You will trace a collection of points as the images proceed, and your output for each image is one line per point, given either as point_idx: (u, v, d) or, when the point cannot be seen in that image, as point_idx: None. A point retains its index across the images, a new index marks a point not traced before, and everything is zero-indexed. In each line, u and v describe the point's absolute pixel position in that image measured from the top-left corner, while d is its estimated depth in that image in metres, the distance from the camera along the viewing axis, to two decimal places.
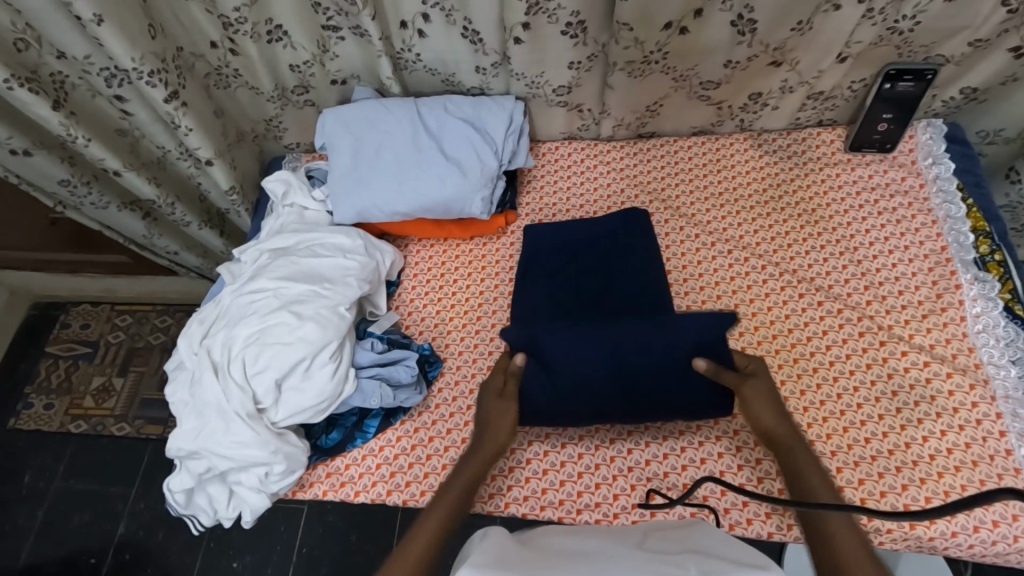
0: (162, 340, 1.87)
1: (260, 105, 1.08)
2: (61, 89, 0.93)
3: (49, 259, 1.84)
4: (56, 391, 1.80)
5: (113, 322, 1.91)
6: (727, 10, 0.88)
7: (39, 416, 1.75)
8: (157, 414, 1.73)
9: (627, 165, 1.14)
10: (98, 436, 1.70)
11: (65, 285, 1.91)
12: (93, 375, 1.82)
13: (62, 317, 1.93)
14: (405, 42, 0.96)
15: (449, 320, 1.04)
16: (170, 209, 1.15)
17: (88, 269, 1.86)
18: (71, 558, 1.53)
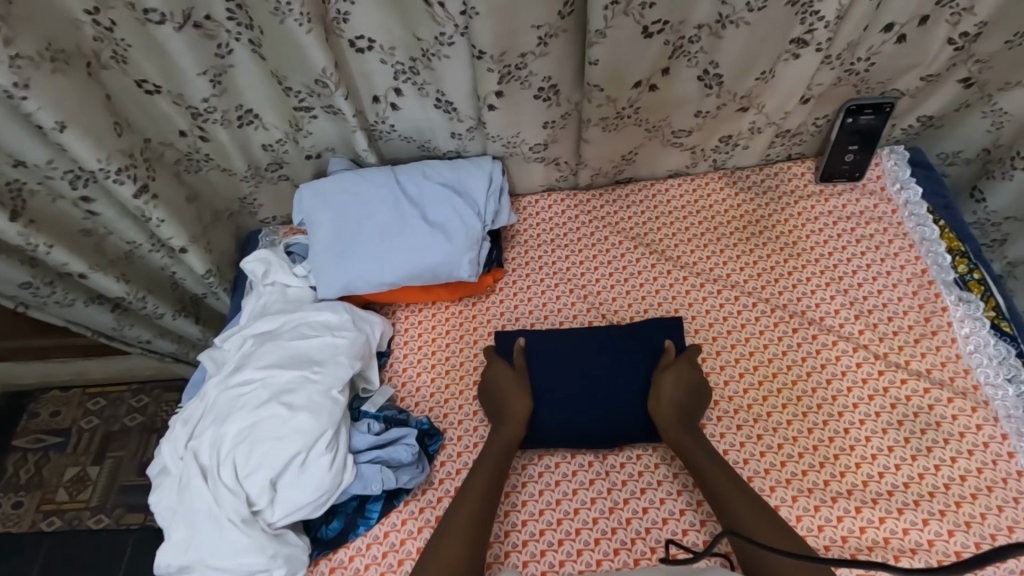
0: (138, 422, 1.78)
1: (234, 185, 1.06)
2: (19, 199, 0.89)
3: (15, 349, 1.75)
4: (26, 487, 1.69)
5: (86, 406, 1.82)
6: (693, 66, 0.91)
7: (7, 516, 1.64)
8: (136, 502, 1.64)
9: (609, 212, 1.16)
10: (75, 531, 1.60)
11: (32, 372, 1.81)
12: (66, 465, 1.71)
13: (30, 407, 1.83)
14: (378, 114, 0.96)
15: (445, 388, 1.01)
16: (141, 303, 1.11)
17: (57, 355, 1.78)
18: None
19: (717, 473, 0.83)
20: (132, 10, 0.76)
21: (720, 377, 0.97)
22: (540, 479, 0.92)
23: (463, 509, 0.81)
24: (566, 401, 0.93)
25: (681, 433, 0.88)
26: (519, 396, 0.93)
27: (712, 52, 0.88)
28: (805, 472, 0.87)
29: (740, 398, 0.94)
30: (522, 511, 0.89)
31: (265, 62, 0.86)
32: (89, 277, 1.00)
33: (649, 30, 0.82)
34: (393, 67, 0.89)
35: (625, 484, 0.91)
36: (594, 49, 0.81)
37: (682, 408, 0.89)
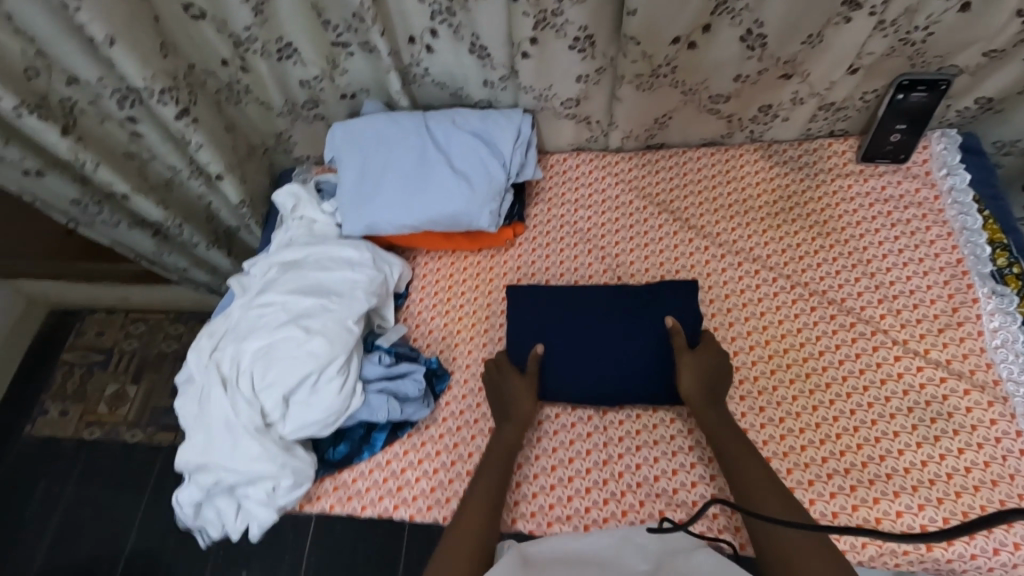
0: (172, 349, 1.89)
1: (270, 120, 1.11)
2: (70, 115, 0.93)
3: (64, 270, 1.86)
4: (71, 397, 1.83)
5: (127, 330, 1.95)
6: (736, 25, 0.87)
7: (54, 422, 1.78)
8: (167, 421, 1.76)
9: (636, 176, 1.15)
10: (111, 443, 1.73)
11: (80, 293, 1.94)
12: (107, 382, 1.85)
13: (77, 325, 1.96)
14: (413, 56, 0.96)
15: (456, 333, 1.04)
16: (177, 230, 1.16)
17: (102, 279, 1.89)
18: (82, 567, 1.55)
19: (740, 449, 0.82)
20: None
21: (730, 348, 0.96)
22: (539, 427, 0.95)
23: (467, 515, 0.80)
24: (571, 366, 0.95)
25: (710, 406, 0.87)
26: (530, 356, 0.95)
27: (757, 10, 0.85)
28: (804, 448, 0.87)
29: (746, 370, 0.94)
30: (519, 455, 0.92)
31: None
32: (131, 199, 1.06)
33: None
34: (431, 7, 0.88)
35: (622, 440, 0.92)
36: None
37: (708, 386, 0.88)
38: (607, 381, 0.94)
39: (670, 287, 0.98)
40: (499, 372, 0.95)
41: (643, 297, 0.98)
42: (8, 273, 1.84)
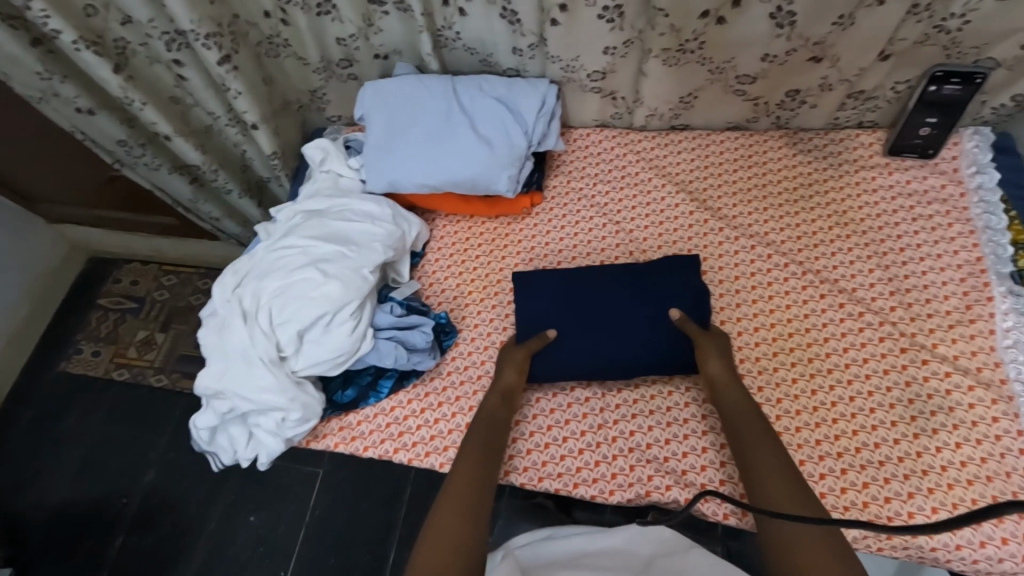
0: (200, 301, 1.98)
1: (306, 75, 1.16)
2: (123, 54, 1.00)
3: (105, 218, 1.95)
4: (103, 339, 1.93)
5: (159, 280, 2.04)
6: (765, 3, 0.85)
7: (87, 360, 1.89)
8: (190, 368, 1.84)
9: (658, 155, 1.15)
10: (137, 386, 1.83)
11: (118, 242, 2.04)
12: (137, 328, 1.94)
13: (113, 273, 2.07)
14: (446, 19, 0.99)
15: (467, 294, 1.07)
16: (213, 175, 1.23)
17: (141, 229, 1.99)
18: (105, 496, 1.65)
19: (756, 437, 0.79)
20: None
21: (735, 328, 0.97)
22: (539, 389, 0.98)
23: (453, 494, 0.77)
24: (576, 338, 0.95)
25: (734, 387, 0.85)
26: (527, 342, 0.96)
27: None
28: (798, 429, 0.88)
29: (749, 350, 0.95)
30: (517, 413, 0.96)
31: None
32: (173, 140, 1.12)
33: None
34: None
35: (619, 407, 0.94)
36: None
37: (730, 378, 0.86)
38: (612, 372, 0.93)
39: (668, 264, 0.97)
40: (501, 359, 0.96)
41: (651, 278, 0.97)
42: (52, 216, 1.95)
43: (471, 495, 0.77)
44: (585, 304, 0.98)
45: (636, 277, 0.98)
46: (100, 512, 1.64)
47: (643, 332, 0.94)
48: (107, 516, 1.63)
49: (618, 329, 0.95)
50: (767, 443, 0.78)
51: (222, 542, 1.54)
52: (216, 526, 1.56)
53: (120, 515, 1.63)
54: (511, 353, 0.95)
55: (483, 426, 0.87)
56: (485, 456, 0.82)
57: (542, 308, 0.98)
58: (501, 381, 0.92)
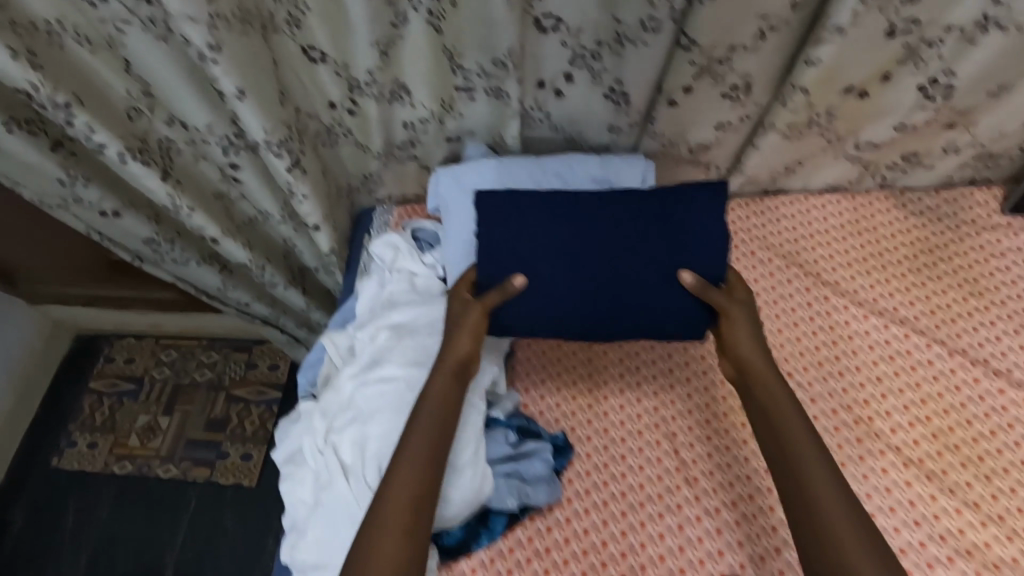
0: (207, 378, 1.81)
1: (363, 160, 1.03)
2: (167, 157, 0.85)
3: (98, 296, 1.76)
4: (100, 429, 1.75)
5: (158, 356, 1.85)
6: (919, 73, 0.76)
7: (82, 455, 1.71)
8: (202, 456, 1.69)
9: (756, 224, 1.06)
10: (144, 479, 1.67)
11: (112, 318, 1.84)
12: (138, 413, 1.77)
13: (106, 351, 1.86)
14: (537, 100, 0.87)
15: (572, 399, 0.94)
16: (260, 271, 1.10)
17: (136, 305, 1.80)
18: None
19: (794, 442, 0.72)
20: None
21: (887, 424, 0.87)
22: (680, 512, 0.84)
23: (403, 481, 0.69)
24: (562, 273, 0.82)
25: (776, 381, 0.77)
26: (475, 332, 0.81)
27: (951, 59, 0.74)
28: (988, 545, 0.78)
29: (910, 451, 0.85)
30: (661, 546, 0.81)
31: (439, 36, 0.76)
32: (221, 243, 0.99)
33: (895, 29, 0.69)
34: (572, 52, 0.78)
35: (775, 531, 0.82)
36: (824, 47, 0.69)
37: (755, 343, 0.80)
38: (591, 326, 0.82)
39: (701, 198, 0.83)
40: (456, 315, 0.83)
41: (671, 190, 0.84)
42: (36, 299, 1.74)
43: (416, 511, 0.68)
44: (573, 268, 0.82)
45: (631, 233, 0.82)
46: None
47: (642, 276, 0.82)
48: None
49: (606, 276, 0.82)
50: (797, 425, 0.73)
51: None
52: None
53: None
54: (465, 312, 0.82)
55: (435, 405, 0.75)
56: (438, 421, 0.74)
57: (518, 242, 0.83)
58: (454, 350, 0.79)
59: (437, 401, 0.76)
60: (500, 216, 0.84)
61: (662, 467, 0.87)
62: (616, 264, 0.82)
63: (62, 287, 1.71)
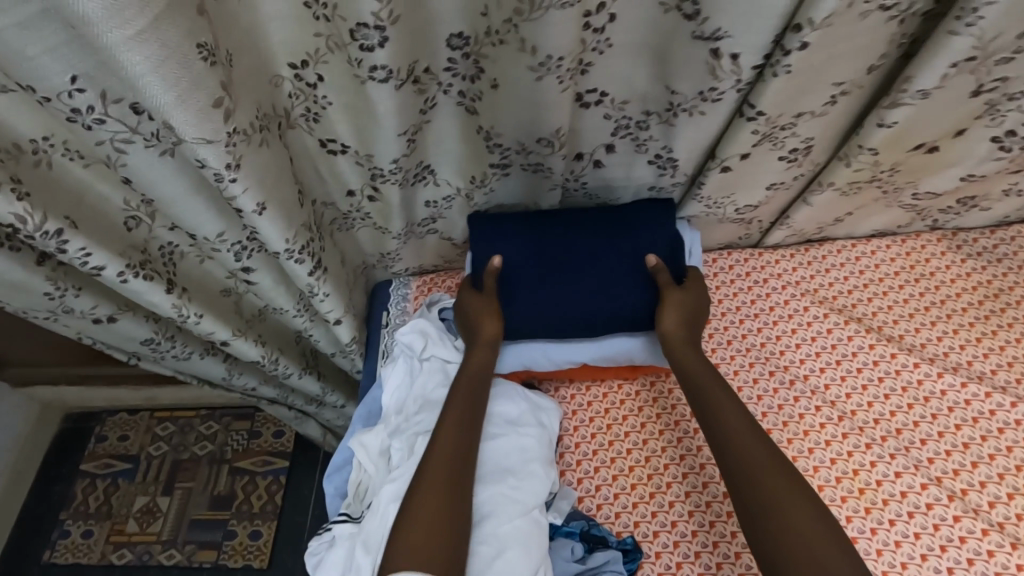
0: (207, 451, 1.69)
1: (381, 241, 0.95)
2: (171, 265, 0.76)
3: (88, 374, 1.65)
4: (95, 514, 1.62)
5: (154, 432, 1.73)
6: (993, 126, 0.70)
7: (76, 545, 1.58)
8: (207, 538, 1.57)
9: (804, 276, 0.99)
10: (145, 570, 1.55)
11: (103, 395, 1.72)
12: (135, 494, 1.64)
13: (96, 430, 1.74)
14: (575, 172, 0.80)
15: (631, 490, 0.83)
16: (273, 365, 1.01)
17: (129, 380, 1.69)
18: None
19: (746, 443, 0.69)
20: (353, 65, 0.60)
21: (983, 497, 0.80)
22: None
23: (433, 475, 0.68)
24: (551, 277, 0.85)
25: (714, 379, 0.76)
26: (491, 316, 0.83)
27: None
28: None
29: (1014, 528, 0.78)
30: None
31: (473, 116, 0.70)
32: (231, 344, 0.90)
33: (981, 87, 0.63)
34: (616, 123, 0.72)
35: None
36: (899, 110, 0.63)
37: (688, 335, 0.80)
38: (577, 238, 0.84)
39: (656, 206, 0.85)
40: (472, 306, 0.84)
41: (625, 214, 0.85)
42: (19, 381, 1.61)
43: (443, 496, 0.66)
44: (552, 262, 0.85)
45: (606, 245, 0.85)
46: None
47: (610, 271, 0.84)
48: None
49: (585, 278, 0.85)
50: (736, 415, 0.71)
51: None
52: None
53: None
54: (482, 299, 0.84)
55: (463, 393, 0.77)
56: (462, 423, 0.74)
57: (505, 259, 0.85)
58: (484, 330, 0.82)
59: (464, 392, 0.77)
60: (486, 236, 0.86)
61: (743, 564, 0.76)
62: (595, 267, 0.84)
63: (48, 367, 1.60)
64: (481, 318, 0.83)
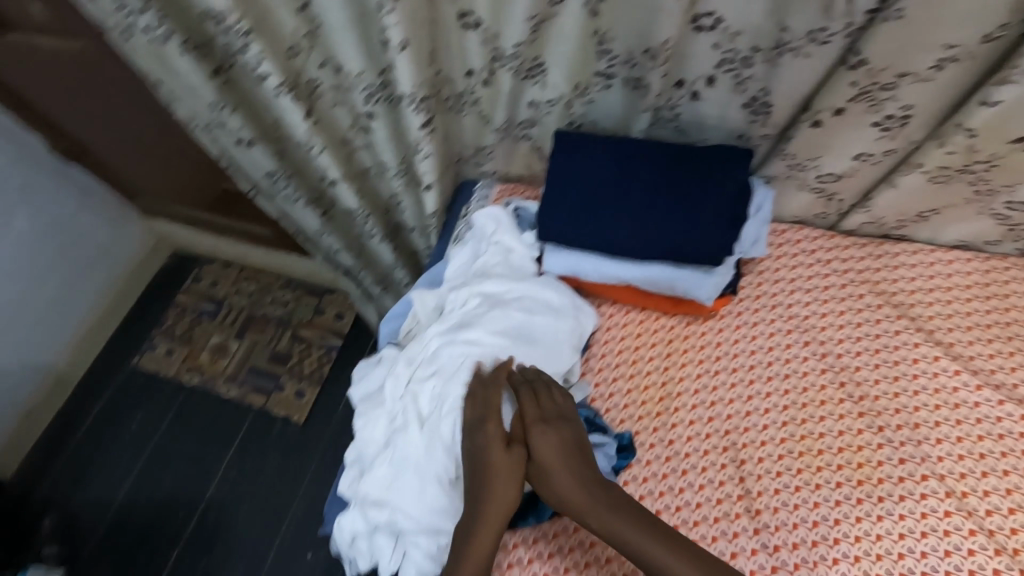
0: (277, 314, 1.93)
1: (482, 133, 1.05)
2: (312, 97, 0.92)
3: (206, 219, 1.94)
4: (178, 339, 1.92)
5: (239, 285, 2.01)
6: None
7: (159, 359, 1.88)
8: (261, 384, 1.81)
9: (869, 267, 1.00)
10: (207, 393, 1.82)
11: (209, 245, 2.03)
12: (212, 333, 1.92)
13: (194, 271, 2.05)
14: (671, 100, 0.86)
15: (641, 404, 0.94)
16: (364, 219, 1.18)
17: (233, 234, 1.96)
18: (161, 507, 1.65)
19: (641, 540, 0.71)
20: None
21: (983, 504, 0.80)
22: (733, 540, 0.82)
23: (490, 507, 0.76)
24: (622, 195, 0.92)
25: (594, 489, 0.76)
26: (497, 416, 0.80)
27: None
28: None
29: (1004, 538, 0.78)
30: None
31: (592, 19, 0.78)
32: (338, 185, 1.06)
33: None
34: (722, 55, 0.77)
35: None
36: (1007, 88, 0.66)
37: (567, 469, 0.78)
38: (653, 167, 0.92)
39: (738, 152, 0.89)
40: (473, 416, 0.81)
41: (706, 160, 0.89)
42: (160, 207, 1.95)
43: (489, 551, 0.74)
44: (626, 182, 0.92)
45: (683, 178, 0.90)
46: (157, 518, 1.64)
47: (678, 207, 0.89)
48: (163, 527, 1.63)
49: (652, 204, 0.91)
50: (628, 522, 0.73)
51: None
52: (272, 562, 1.56)
53: (178, 529, 1.62)
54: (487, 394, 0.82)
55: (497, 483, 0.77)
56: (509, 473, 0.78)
57: (586, 173, 0.94)
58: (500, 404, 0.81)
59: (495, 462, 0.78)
60: (573, 157, 0.95)
61: (723, 492, 0.85)
62: (664, 196, 0.90)
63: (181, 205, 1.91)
64: (500, 491, 0.77)
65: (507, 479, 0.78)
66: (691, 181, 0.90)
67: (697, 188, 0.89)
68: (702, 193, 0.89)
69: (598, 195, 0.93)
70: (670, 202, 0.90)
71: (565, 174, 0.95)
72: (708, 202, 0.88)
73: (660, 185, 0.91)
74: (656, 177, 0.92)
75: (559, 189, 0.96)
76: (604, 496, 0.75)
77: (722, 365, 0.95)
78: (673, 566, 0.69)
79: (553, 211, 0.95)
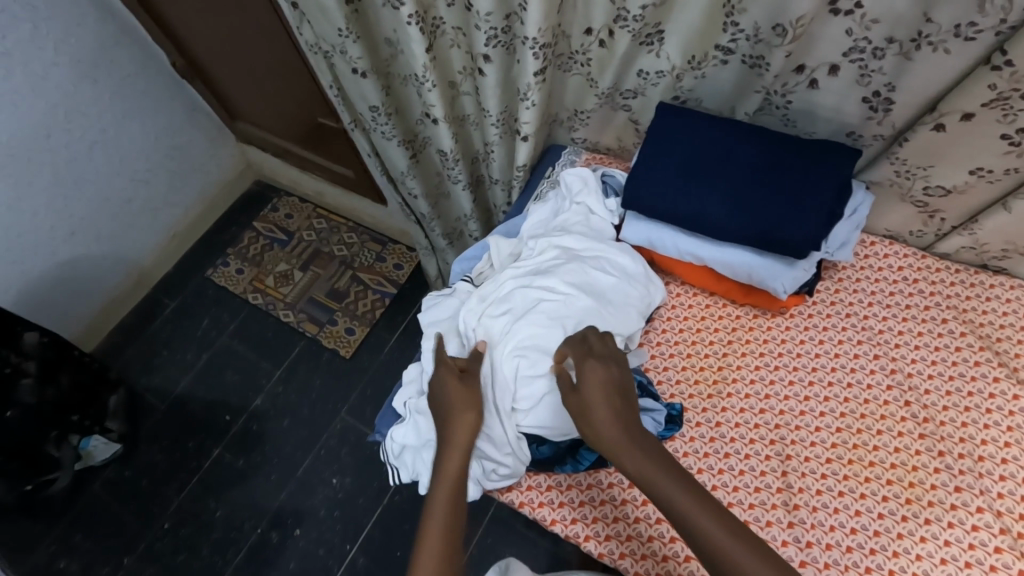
0: (341, 254, 2.03)
1: (585, 96, 1.07)
2: (434, 33, 0.96)
3: (286, 151, 1.99)
4: (249, 261, 2.05)
5: (311, 223, 2.12)
6: None
7: (230, 275, 2.02)
8: (316, 316, 1.91)
9: (959, 294, 0.96)
10: (268, 312, 1.94)
11: (291, 178, 2.15)
12: (280, 261, 2.04)
13: (273, 202, 2.19)
14: (787, 85, 0.86)
15: (693, 383, 0.95)
16: (452, 164, 1.22)
17: (309, 168, 2.00)
18: (212, 407, 1.79)
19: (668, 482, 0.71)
20: None
21: None
22: (766, 528, 0.83)
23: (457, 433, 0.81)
24: (714, 174, 0.92)
25: (631, 430, 0.76)
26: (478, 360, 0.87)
27: None
28: None
29: None
30: None
31: None
32: (438, 125, 1.11)
33: None
34: (853, 43, 0.76)
35: None
36: None
37: (612, 417, 0.77)
38: (752, 151, 0.91)
39: (842, 149, 0.87)
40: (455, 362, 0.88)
41: (807, 153, 0.88)
42: (246, 136, 2.04)
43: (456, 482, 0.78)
44: (720, 162, 0.92)
45: (780, 168, 0.89)
46: (206, 417, 1.78)
47: (770, 195, 0.88)
48: (210, 426, 1.76)
49: (743, 188, 0.90)
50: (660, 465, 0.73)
51: (306, 494, 1.63)
52: (301, 475, 1.66)
53: (222, 431, 1.75)
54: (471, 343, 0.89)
55: (467, 418, 0.82)
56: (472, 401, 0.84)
57: (680, 148, 0.94)
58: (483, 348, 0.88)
59: (468, 398, 0.84)
60: (670, 130, 0.95)
61: (763, 481, 0.86)
62: (758, 182, 0.90)
63: (267, 135, 1.97)
64: (458, 418, 0.82)
65: (472, 407, 0.83)
66: (789, 171, 0.88)
67: (793, 178, 0.88)
68: (797, 184, 0.87)
69: (689, 170, 0.93)
70: (762, 188, 0.89)
71: (659, 145, 0.96)
72: (802, 194, 0.87)
73: (755, 171, 0.90)
74: (752, 162, 0.91)
75: (650, 160, 0.96)
76: (638, 438, 0.76)
77: (784, 363, 0.94)
78: (694, 515, 0.69)
79: (640, 180, 0.96)
